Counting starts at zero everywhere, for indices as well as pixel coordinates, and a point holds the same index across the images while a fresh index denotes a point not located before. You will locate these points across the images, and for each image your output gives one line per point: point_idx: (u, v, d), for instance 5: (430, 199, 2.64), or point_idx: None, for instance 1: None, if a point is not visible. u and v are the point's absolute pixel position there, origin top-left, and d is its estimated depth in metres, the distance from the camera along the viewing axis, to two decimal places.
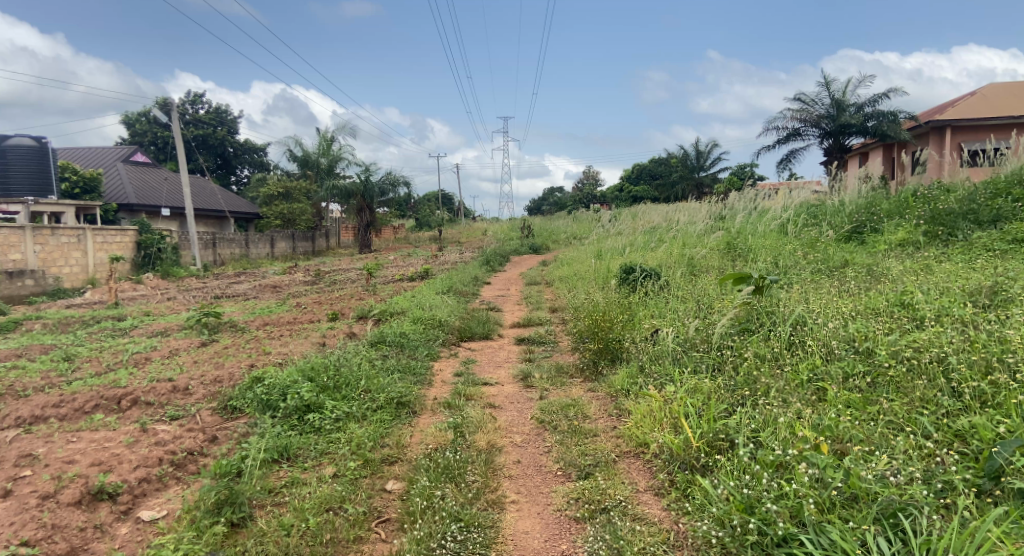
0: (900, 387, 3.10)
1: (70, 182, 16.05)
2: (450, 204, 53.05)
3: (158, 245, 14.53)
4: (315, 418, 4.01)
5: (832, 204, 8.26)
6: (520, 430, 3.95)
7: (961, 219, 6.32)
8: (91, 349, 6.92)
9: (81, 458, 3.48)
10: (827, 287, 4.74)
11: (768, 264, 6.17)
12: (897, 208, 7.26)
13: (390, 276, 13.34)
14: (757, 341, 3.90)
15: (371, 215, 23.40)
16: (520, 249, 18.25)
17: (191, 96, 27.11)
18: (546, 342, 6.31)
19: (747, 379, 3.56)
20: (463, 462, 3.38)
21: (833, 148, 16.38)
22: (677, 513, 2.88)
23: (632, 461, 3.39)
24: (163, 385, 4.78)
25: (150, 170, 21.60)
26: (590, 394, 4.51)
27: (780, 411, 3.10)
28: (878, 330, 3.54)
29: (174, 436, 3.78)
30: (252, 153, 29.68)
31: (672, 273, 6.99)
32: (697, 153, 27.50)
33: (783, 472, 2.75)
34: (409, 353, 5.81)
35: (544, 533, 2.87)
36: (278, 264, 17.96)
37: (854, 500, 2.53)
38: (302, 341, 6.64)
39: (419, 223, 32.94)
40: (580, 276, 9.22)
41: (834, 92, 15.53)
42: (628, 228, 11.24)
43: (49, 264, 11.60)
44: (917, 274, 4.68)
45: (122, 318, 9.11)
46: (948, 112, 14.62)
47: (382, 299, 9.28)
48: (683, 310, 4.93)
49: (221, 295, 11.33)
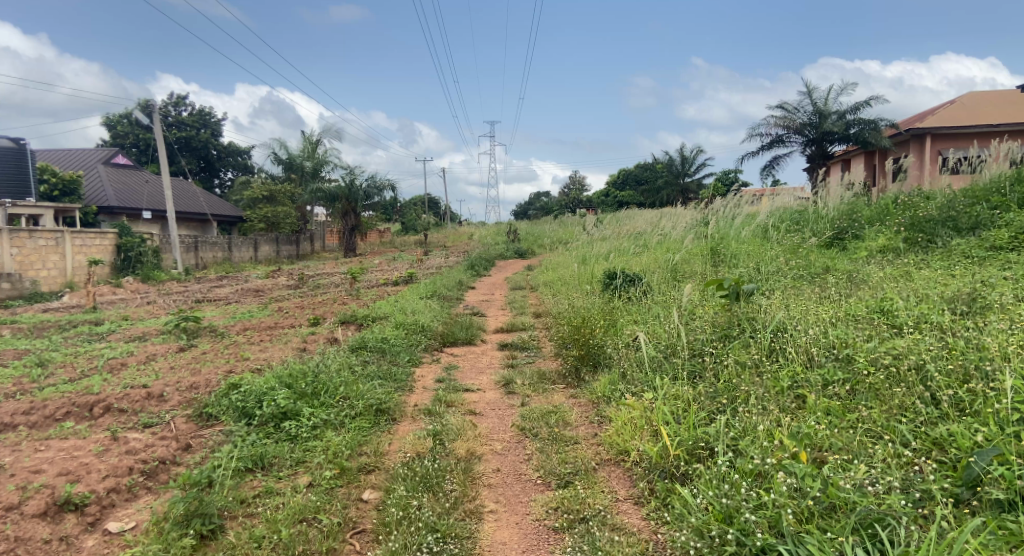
0: (879, 394, 3.11)
1: (49, 184, 15.76)
2: (433, 208, 53.09)
3: (139, 248, 14.30)
4: (291, 426, 3.93)
5: (814, 211, 8.35)
6: (501, 438, 3.91)
7: (940, 226, 6.39)
8: (65, 353, 6.79)
9: (48, 467, 3.38)
10: (808, 293, 4.77)
11: (751, 269, 6.21)
12: (878, 215, 7.37)
13: (374, 279, 13.28)
14: (738, 348, 3.92)
15: (356, 219, 23.26)
16: (506, 253, 18.25)
17: (173, 98, 26.81)
18: (529, 347, 6.29)
19: (727, 387, 3.56)
20: (441, 470, 3.33)
21: (816, 155, 16.53)
22: (656, 522, 2.84)
23: (612, 469, 3.36)
24: (137, 391, 4.69)
25: (131, 172, 21.33)
26: (572, 401, 4.47)
27: (760, 418, 3.08)
28: (858, 337, 3.57)
29: (145, 444, 3.69)
30: (236, 156, 29.41)
31: (654, 278, 7.03)
32: (682, 159, 27.68)
33: (762, 481, 2.71)
34: (391, 359, 5.75)
35: (522, 544, 2.82)
36: (261, 268, 17.76)
37: (832, 510, 2.49)
38: (282, 346, 6.55)
39: (405, 227, 32.90)
40: (564, 281, 9.22)
41: (816, 99, 15.69)
42: (612, 234, 11.25)
43: (27, 267, 11.37)
44: (897, 280, 4.74)
45: (100, 322, 8.97)
46: (928, 121, 14.87)
47: (365, 303, 9.18)
48: (665, 316, 4.94)
49: (202, 298, 11.19)
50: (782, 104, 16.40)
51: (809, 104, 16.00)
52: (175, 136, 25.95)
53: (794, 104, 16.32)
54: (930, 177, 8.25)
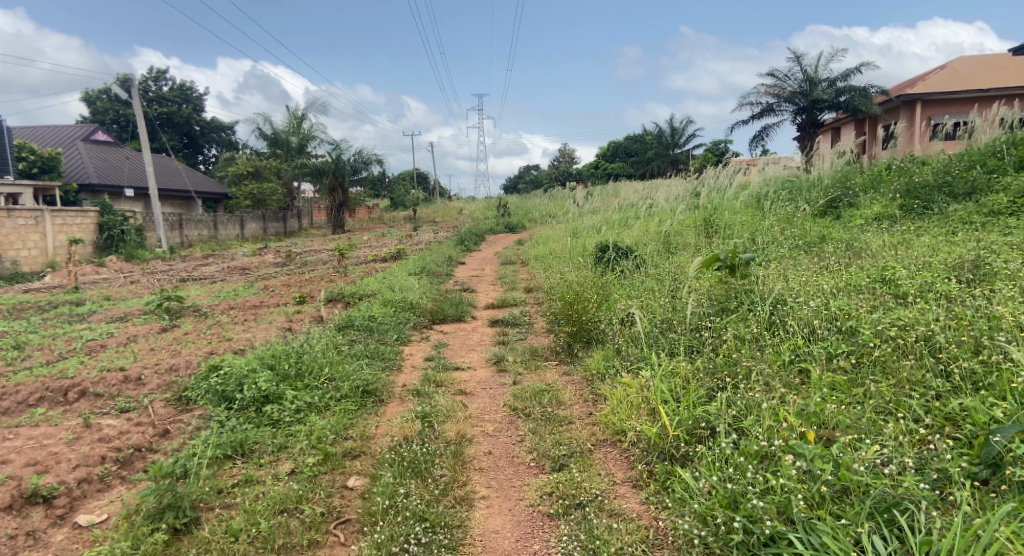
0: (886, 367, 3.02)
1: (28, 161, 15.31)
2: (422, 182, 52.68)
3: (122, 226, 13.96)
4: (273, 410, 3.76)
5: (808, 179, 8.19)
6: (492, 418, 3.77)
7: (936, 191, 6.26)
8: (44, 335, 6.57)
9: (16, 457, 3.18)
10: (806, 263, 4.62)
11: (745, 240, 6.06)
12: (872, 182, 7.22)
13: (363, 256, 13.08)
14: (736, 322, 3.80)
15: (344, 195, 22.90)
16: (496, 228, 18.07)
17: (154, 73, 26.11)
18: (521, 323, 6.12)
19: (726, 361, 3.44)
20: (430, 455, 3.19)
21: (806, 124, 16.31)
22: (657, 507, 2.70)
23: (608, 450, 3.23)
24: (115, 374, 4.51)
25: (112, 148, 20.80)
26: (565, 378, 4.35)
27: (763, 395, 2.96)
28: (861, 307, 3.47)
29: (120, 431, 3.50)
30: (220, 132, 28.80)
31: (646, 250, 6.89)
32: (671, 130, 27.44)
33: (768, 464, 2.57)
34: (378, 338, 5.57)
35: (515, 532, 2.68)
36: (248, 246, 17.45)
37: (844, 494, 2.34)
38: (266, 325, 6.36)
39: (394, 202, 32.48)
40: (555, 256, 9.05)
41: (807, 67, 15.41)
42: (603, 206, 11.08)
43: (6, 247, 11.06)
44: (896, 248, 4.58)
45: (82, 303, 8.73)
46: (919, 86, 14.69)
47: (353, 281, 8.97)
48: (659, 290, 4.80)
49: (187, 277, 10.95)
50: (772, 72, 16.10)
51: (799, 72, 15.71)
52: (156, 111, 25.34)
53: (784, 72, 16.03)
54: (922, 144, 8.08)
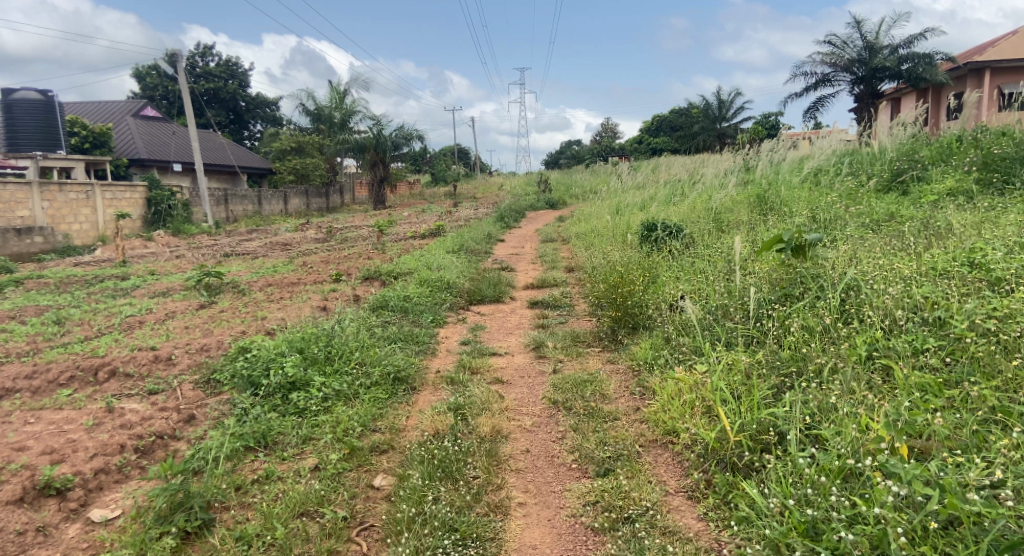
0: (986, 367, 2.60)
1: (80, 137, 15.70)
2: (463, 158, 52.60)
3: (169, 201, 14.10)
4: (299, 398, 3.55)
5: (871, 151, 7.52)
6: (530, 411, 3.48)
7: (1019, 163, 5.61)
8: (85, 310, 6.58)
9: (33, 445, 3.05)
10: (878, 244, 4.14)
11: (806, 218, 5.56)
12: (942, 154, 6.54)
13: (402, 232, 12.93)
14: (804, 310, 3.38)
15: (385, 170, 22.80)
16: (537, 204, 17.70)
17: (200, 49, 26.36)
18: (561, 305, 5.80)
19: (793, 355, 3.06)
20: (462, 453, 2.92)
21: (865, 94, 15.25)
22: (718, 526, 2.39)
23: (659, 453, 2.92)
24: (146, 354, 4.39)
25: (160, 124, 21.10)
26: (609, 367, 4.03)
27: (841, 399, 2.58)
28: (951, 295, 3.02)
29: (142, 417, 3.34)
30: (265, 108, 29.02)
31: (697, 229, 6.45)
32: (719, 103, 26.34)
33: (852, 485, 2.22)
34: (412, 319, 5.33)
35: (556, 548, 2.40)
36: (291, 221, 17.54)
37: (949, 526, 1.97)
38: (301, 304, 6.21)
39: (434, 177, 32.30)
40: (598, 233, 8.66)
41: (868, 33, 14.37)
42: (648, 182, 10.57)
43: (58, 221, 11.29)
44: (981, 227, 4.06)
45: (127, 277, 8.79)
46: (990, 53, 13.58)
47: (390, 258, 8.79)
48: (712, 272, 4.42)
49: (230, 252, 10.95)
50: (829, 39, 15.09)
51: (859, 39, 14.67)
52: (202, 87, 25.62)
53: (842, 38, 14.99)
54: (995, 115, 7.25)
